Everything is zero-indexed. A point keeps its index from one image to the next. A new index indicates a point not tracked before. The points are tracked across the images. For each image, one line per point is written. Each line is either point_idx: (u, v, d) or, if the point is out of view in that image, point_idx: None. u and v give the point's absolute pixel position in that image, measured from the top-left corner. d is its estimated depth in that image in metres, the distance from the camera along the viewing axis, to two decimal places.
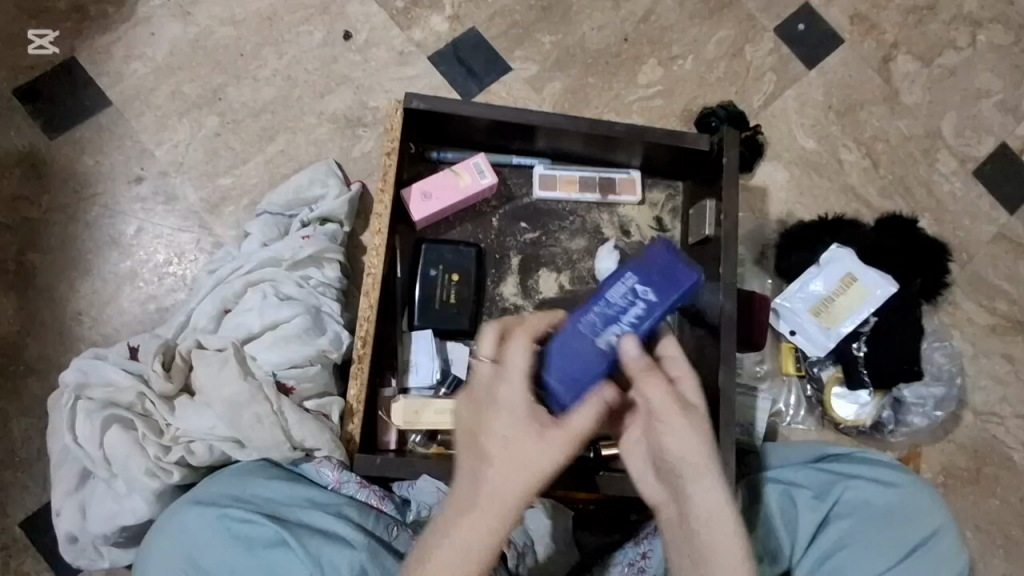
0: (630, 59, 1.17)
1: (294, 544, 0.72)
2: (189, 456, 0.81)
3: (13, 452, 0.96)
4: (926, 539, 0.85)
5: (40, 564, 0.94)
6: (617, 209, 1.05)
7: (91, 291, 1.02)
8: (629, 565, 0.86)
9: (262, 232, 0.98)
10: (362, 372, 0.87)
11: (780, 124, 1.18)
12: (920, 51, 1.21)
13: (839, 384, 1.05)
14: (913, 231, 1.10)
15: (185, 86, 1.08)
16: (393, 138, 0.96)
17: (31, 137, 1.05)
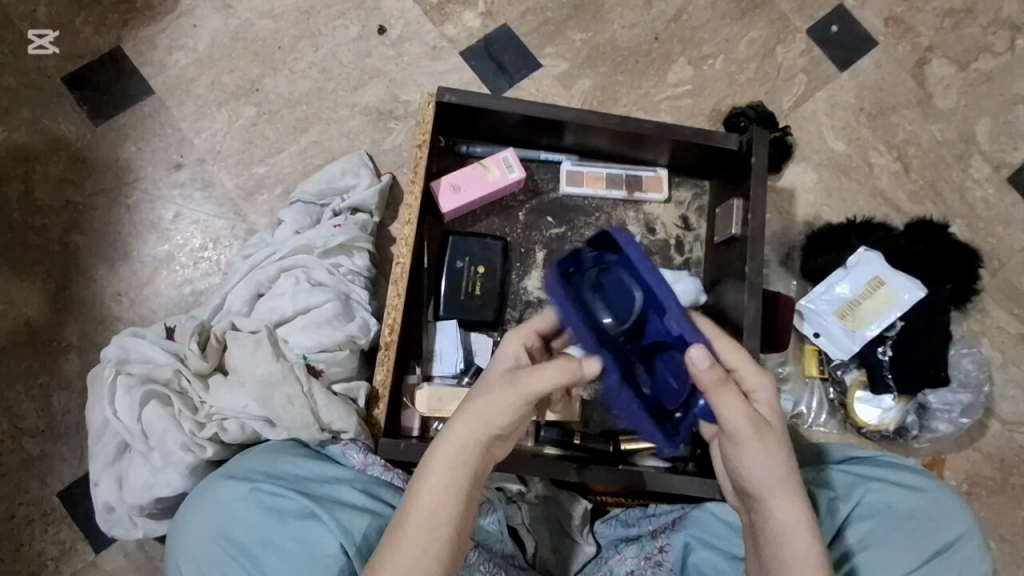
0: (660, 58, 1.18)
1: (324, 517, 0.75)
2: (222, 433, 0.84)
3: (53, 425, 1.00)
4: (949, 544, 0.84)
5: (76, 533, 0.98)
6: (643, 207, 1.06)
7: (130, 273, 1.05)
8: (646, 558, 0.87)
9: (295, 219, 1.00)
10: (389, 359, 0.89)
11: (810, 126, 1.17)
12: (956, 55, 1.20)
13: (862, 388, 1.05)
14: (943, 237, 1.09)
15: (225, 77, 1.11)
16: (425, 131, 0.97)
17: (77, 123, 1.09)
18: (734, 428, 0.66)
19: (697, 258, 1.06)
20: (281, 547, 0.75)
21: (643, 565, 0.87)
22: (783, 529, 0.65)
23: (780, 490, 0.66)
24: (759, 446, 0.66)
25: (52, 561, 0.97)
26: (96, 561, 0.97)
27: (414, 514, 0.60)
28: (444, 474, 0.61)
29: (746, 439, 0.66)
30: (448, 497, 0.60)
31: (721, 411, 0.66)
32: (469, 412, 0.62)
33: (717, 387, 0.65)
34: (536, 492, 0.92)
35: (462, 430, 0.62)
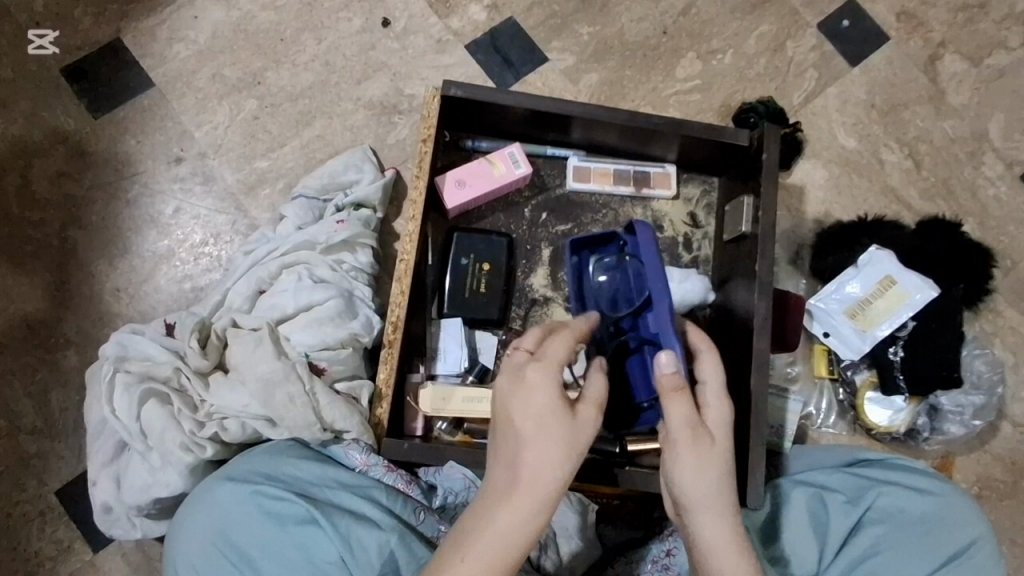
0: (668, 52, 1.16)
1: (324, 524, 0.73)
2: (222, 433, 0.83)
3: (50, 422, 0.99)
4: (962, 550, 0.83)
5: (74, 532, 0.97)
6: (651, 204, 1.04)
7: (130, 269, 1.04)
8: (653, 562, 0.85)
9: (297, 215, 0.99)
10: (393, 357, 0.88)
11: (821, 122, 1.15)
12: (969, 50, 1.18)
13: (873, 389, 1.04)
14: (957, 235, 1.07)
15: (226, 69, 1.10)
16: (430, 126, 0.96)
17: (76, 116, 1.07)
18: (674, 434, 0.66)
19: (706, 256, 1.04)
20: (280, 553, 0.73)
21: (651, 569, 0.85)
22: (705, 545, 0.65)
23: (707, 508, 0.65)
24: (703, 460, 0.65)
25: (50, 561, 0.96)
26: (94, 561, 0.96)
27: (497, 530, 0.59)
28: (527, 488, 0.60)
29: (684, 448, 0.66)
30: (525, 506, 0.60)
31: (665, 412, 0.67)
32: (536, 436, 0.61)
33: (673, 392, 0.67)
34: None
35: (538, 442, 0.60)
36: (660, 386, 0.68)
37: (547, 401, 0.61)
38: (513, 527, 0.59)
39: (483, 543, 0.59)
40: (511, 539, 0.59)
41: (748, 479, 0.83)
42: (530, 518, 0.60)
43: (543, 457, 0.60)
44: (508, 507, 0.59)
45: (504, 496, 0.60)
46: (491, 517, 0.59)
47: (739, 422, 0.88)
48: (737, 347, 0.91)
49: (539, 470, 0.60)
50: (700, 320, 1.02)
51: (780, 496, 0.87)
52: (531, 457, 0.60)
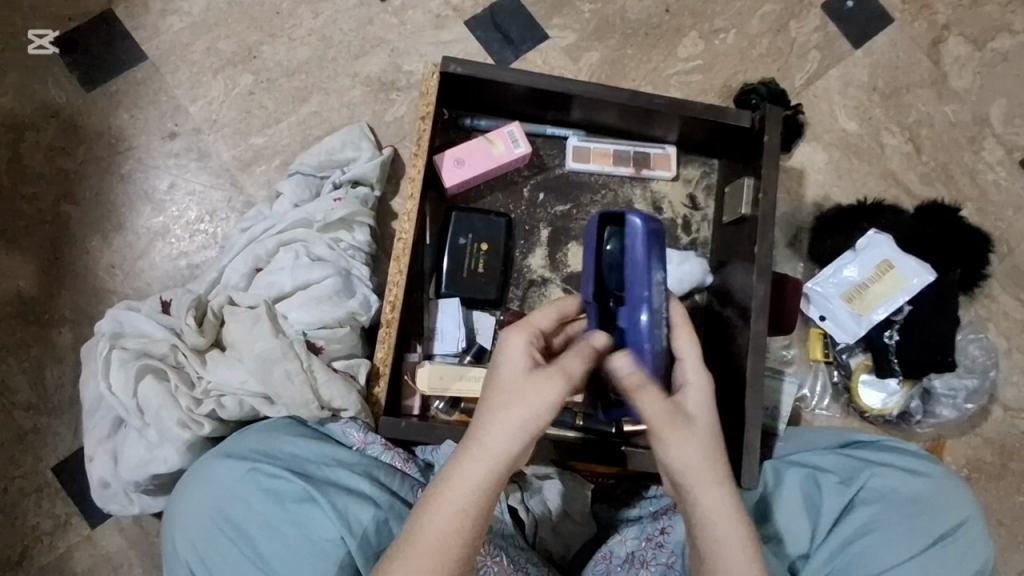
0: (671, 31, 1.14)
1: (321, 501, 0.74)
2: (220, 410, 0.82)
3: (46, 398, 0.98)
4: (951, 529, 0.84)
5: (72, 507, 0.97)
6: (650, 185, 1.04)
7: (125, 245, 1.03)
8: (647, 539, 0.86)
9: (294, 192, 0.98)
10: (390, 336, 0.87)
11: (822, 104, 1.15)
12: (973, 33, 1.17)
13: (868, 371, 1.04)
14: (955, 221, 1.07)
15: (221, 42, 1.08)
16: (428, 103, 0.94)
17: (68, 89, 1.05)
18: (662, 413, 0.64)
19: (704, 238, 1.04)
20: (280, 531, 0.74)
21: (643, 547, 0.86)
22: (699, 523, 0.62)
23: (700, 480, 0.63)
24: (681, 437, 0.63)
25: (48, 535, 0.96)
26: (93, 535, 0.97)
27: (454, 490, 0.60)
28: (490, 453, 0.61)
29: (676, 424, 0.64)
30: (490, 474, 0.60)
31: (637, 405, 0.66)
32: (505, 395, 0.62)
33: (646, 382, 0.66)
34: (536, 472, 0.92)
35: (512, 415, 0.61)
36: (624, 385, 0.66)
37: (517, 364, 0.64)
38: (466, 490, 0.60)
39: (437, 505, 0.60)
40: (458, 504, 0.59)
41: (743, 460, 0.85)
42: (485, 484, 0.60)
43: (516, 431, 0.61)
44: (469, 470, 0.60)
45: (467, 459, 0.61)
46: (449, 479, 0.60)
47: (734, 404, 0.89)
48: (734, 330, 0.92)
49: (502, 432, 0.61)
50: (698, 302, 1.02)
51: (774, 477, 0.88)
52: (496, 417, 0.61)
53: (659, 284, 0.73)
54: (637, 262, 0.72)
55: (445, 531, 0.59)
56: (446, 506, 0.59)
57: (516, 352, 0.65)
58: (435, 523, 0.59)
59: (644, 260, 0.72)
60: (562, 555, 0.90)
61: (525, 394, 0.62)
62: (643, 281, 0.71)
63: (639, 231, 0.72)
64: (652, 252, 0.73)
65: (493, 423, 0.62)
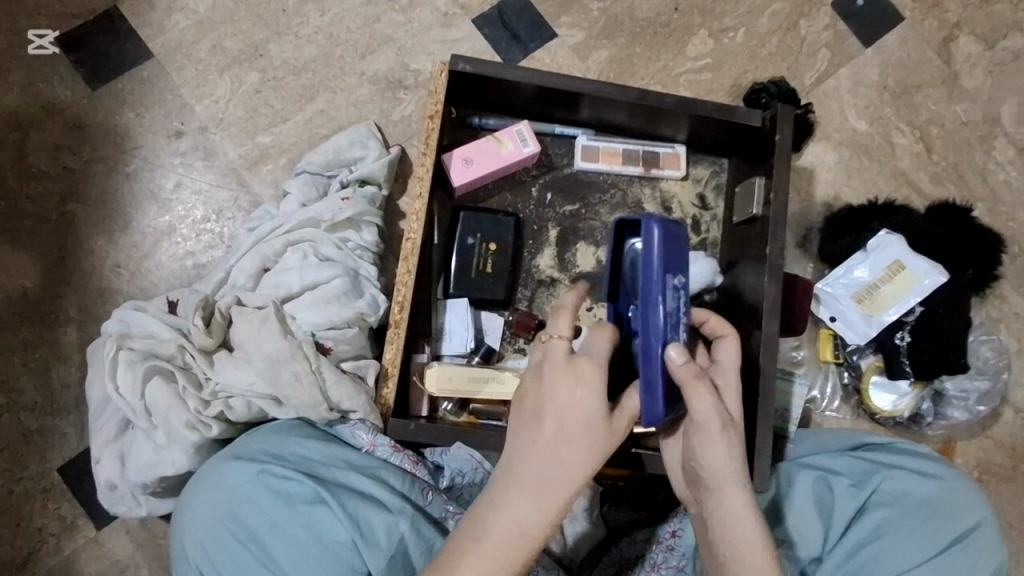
0: (680, 29, 1.13)
1: (332, 503, 0.73)
2: (228, 411, 0.82)
3: (52, 399, 0.98)
4: (965, 533, 0.83)
5: (78, 509, 0.96)
6: (659, 185, 1.03)
7: (130, 245, 1.02)
8: (657, 542, 0.86)
9: (301, 191, 0.97)
10: (398, 337, 0.86)
11: (832, 103, 1.14)
12: (985, 32, 1.16)
13: (878, 373, 1.04)
14: (966, 221, 1.06)
15: (227, 41, 1.07)
16: (437, 101, 0.92)
17: (73, 87, 1.04)
18: (702, 421, 0.66)
19: (714, 238, 1.03)
20: (290, 534, 0.73)
21: (654, 549, 0.85)
22: (722, 524, 0.68)
23: (727, 484, 0.67)
24: (722, 440, 0.66)
25: (53, 537, 0.96)
26: (99, 537, 0.96)
27: (507, 514, 0.62)
28: (560, 489, 0.63)
29: (713, 431, 0.66)
30: (557, 510, 0.63)
31: (688, 400, 0.66)
32: (552, 423, 0.64)
33: (693, 381, 0.65)
34: None
35: (586, 456, 0.64)
36: (676, 377, 0.66)
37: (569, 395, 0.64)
38: (518, 512, 0.62)
39: (502, 533, 0.62)
40: (512, 524, 0.62)
41: (754, 463, 0.84)
42: (538, 508, 0.62)
43: (587, 471, 0.64)
44: (540, 503, 0.62)
45: (540, 493, 0.63)
46: (518, 511, 0.62)
47: (747, 405, 0.87)
48: (744, 331, 0.91)
49: (553, 459, 0.63)
50: (708, 302, 1.01)
51: (785, 480, 0.88)
52: (546, 444, 0.64)
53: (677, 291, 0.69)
54: (649, 268, 0.67)
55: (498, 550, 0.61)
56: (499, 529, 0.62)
57: (596, 393, 0.65)
58: (498, 553, 0.61)
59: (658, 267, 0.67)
60: (569, 558, 0.91)
61: (578, 425, 0.64)
62: (655, 288, 0.67)
63: (656, 238, 0.68)
64: (668, 258, 0.68)
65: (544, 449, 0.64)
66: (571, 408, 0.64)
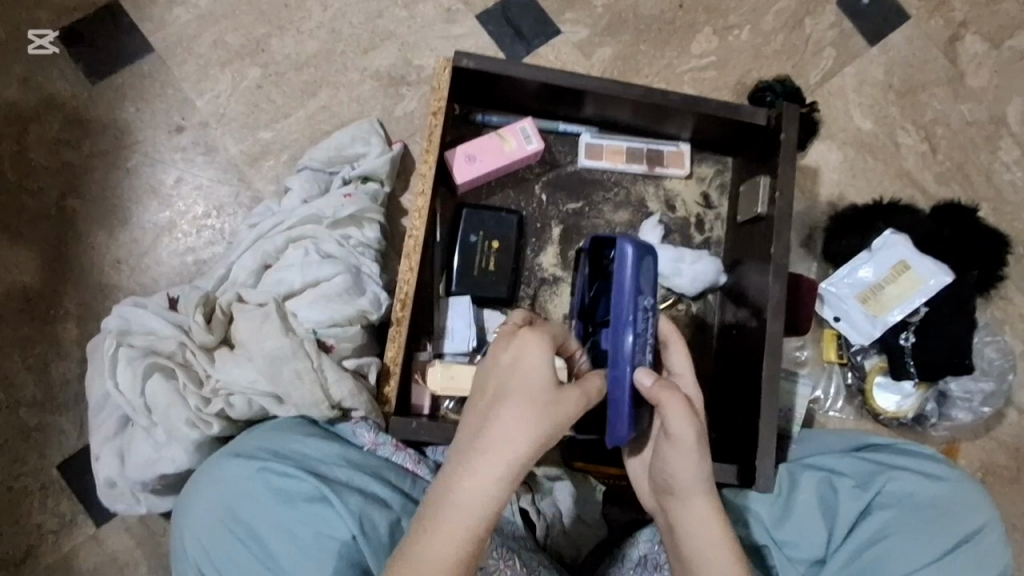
0: (684, 27, 1.13)
1: (334, 501, 0.72)
2: (228, 409, 0.81)
3: (51, 395, 0.97)
4: (971, 535, 0.83)
5: (77, 506, 0.96)
6: (663, 183, 1.02)
7: (130, 241, 1.01)
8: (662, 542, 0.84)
9: (303, 187, 0.96)
10: (400, 335, 0.86)
11: (837, 102, 1.13)
12: (990, 31, 1.15)
13: (883, 373, 1.03)
14: (972, 221, 1.05)
15: (228, 35, 1.06)
16: (440, 98, 0.92)
17: (73, 81, 1.03)
18: (676, 434, 0.66)
19: (718, 237, 1.03)
20: (291, 532, 0.72)
21: (656, 550, 0.84)
22: (689, 524, 0.68)
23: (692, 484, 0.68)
24: (694, 453, 0.66)
25: (52, 534, 0.95)
26: (97, 535, 0.95)
27: (462, 487, 0.59)
28: (508, 461, 0.59)
29: (685, 444, 0.66)
30: (506, 482, 0.59)
31: (665, 413, 0.65)
32: (510, 391, 0.61)
33: (669, 395, 0.65)
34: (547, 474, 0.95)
35: (533, 424, 0.60)
36: (651, 394, 0.65)
37: (531, 362, 0.62)
38: (475, 487, 0.59)
39: (449, 507, 0.58)
40: (468, 502, 0.59)
41: (757, 465, 0.83)
42: (493, 483, 0.59)
43: (534, 436, 0.60)
44: (486, 476, 0.59)
45: (486, 465, 0.59)
46: (464, 484, 0.59)
47: (750, 406, 0.87)
48: (750, 330, 0.90)
49: (512, 431, 0.60)
50: (710, 303, 1.01)
51: (789, 481, 0.87)
52: (506, 413, 0.60)
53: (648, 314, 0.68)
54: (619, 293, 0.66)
55: (453, 531, 0.58)
56: (455, 506, 0.58)
57: (539, 354, 0.63)
58: (444, 532, 0.58)
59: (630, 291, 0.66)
60: (571, 556, 0.91)
61: (539, 391, 0.61)
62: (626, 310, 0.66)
63: (629, 260, 0.66)
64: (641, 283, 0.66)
65: (504, 419, 0.60)
66: (532, 376, 0.62)
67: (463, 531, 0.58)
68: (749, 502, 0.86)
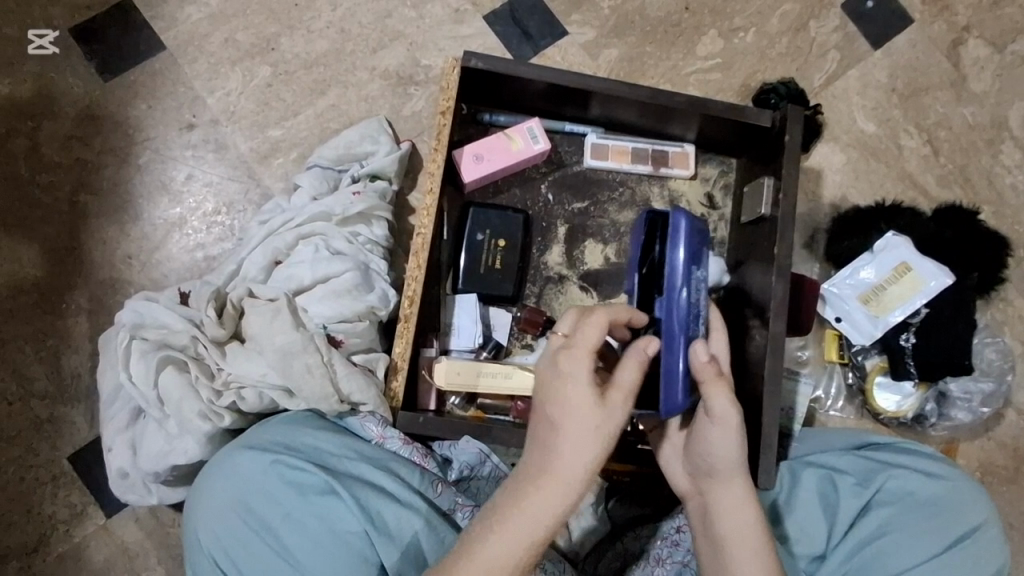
0: (690, 29, 1.14)
1: (344, 494, 0.74)
2: (240, 402, 0.83)
3: (63, 388, 0.98)
4: (969, 532, 0.84)
5: (88, 497, 0.97)
6: (668, 183, 1.03)
7: (141, 236, 1.03)
8: (662, 537, 0.87)
9: (312, 184, 0.98)
10: (408, 331, 0.87)
11: (841, 105, 1.14)
12: (993, 35, 1.16)
13: (883, 374, 1.04)
14: (973, 224, 1.06)
15: (239, 34, 1.07)
16: (449, 97, 0.93)
17: (86, 78, 1.05)
18: (719, 417, 0.68)
19: (721, 238, 1.04)
20: (302, 523, 0.74)
21: (659, 545, 0.86)
22: (728, 516, 0.70)
23: (730, 477, 0.71)
24: (737, 434, 0.69)
25: (63, 525, 0.96)
26: (108, 525, 0.97)
27: (525, 511, 0.61)
28: (565, 482, 0.61)
29: (728, 426, 0.68)
30: (563, 503, 0.61)
31: (710, 399, 0.68)
32: (560, 418, 0.62)
33: (711, 378, 0.69)
34: None
35: (585, 444, 0.62)
36: (703, 376, 0.69)
37: (577, 385, 0.63)
38: (539, 511, 0.61)
39: (512, 527, 0.60)
40: (531, 524, 0.60)
41: (759, 461, 0.85)
42: (555, 506, 0.61)
43: (589, 457, 0.62)
44: (545, 497, 0.61)
45: (544, 488, 0.61)
46: (524, 508, 0.61)
47: (752, 404, 0.88)
48: (753, 331, 0.91)
49: (569, 456, 0.61)
50: (714, 302, 1.02)
51: (791, 479, 0.88)
52: (562, 441, 0.62)
53: (699, 281, 0.74)
54: (675, 257, 0.71)
55: (517, 548, 0.60)
56: (518, 528, 0.60)
57: (582, 377, 0.63)
58: (507, 549, 0.60)
59: (683, 257, 0.72)
60: (575, 552, 0.92)
61: (591, 415, 0.62)
62: (681, 277, 0.71)
63: (682, 231, 0.72)
64: (692, 252, 0.72)
65: (561, 445, 0.62)
66: (581, 401, 0.62)
67: (526, 549, 0.60)
68: None
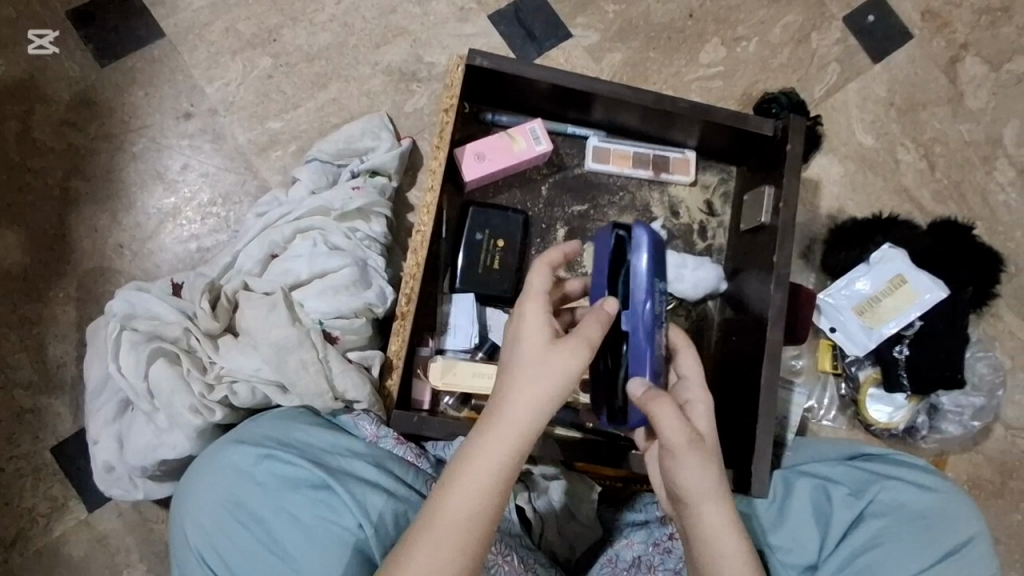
0: (694, 36, 1.14)
1: (338, 490, 0.73)
2: (232, 397, 0.81)
3: (47, 377, 0.96)
4: (959, 546, 0.84)
5: (69, 490, 0.95)
6: (668, 189, 1.03)
7: (134, 225, 1.01)
8: (654, 544, 0.86)
9: (311, 179, 0.96)
10: (404, 329, 0.87)
11: (840, 117, 1.15)
12: (990, 54, 1.18)
13: (876, 385, 1.05)
14: (968, 239, 1.07)
15: (240, 24, 1.06)
16: (452, 96, 0.93)
17: (81, 62, 1.03)
18: (673, 444, 0.65)
19: (720, 245, 1.04)
20: (295, 517, 0.73)
21: (651, 551, 0.86)
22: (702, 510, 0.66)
23: (709, 495, 0.66)
24: (698, 456, 0.65)
25: (43, 518, 0.94)
26: (90, 520, 0.95)
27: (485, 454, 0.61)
28: (525, 425, 0.62)
29: (684, 452, 0.65)
30: (521, 447, 0.62)
31: (656, 421, 0.65)
32: (520, 358, 0.64)
33: (656, 400, 0.66)
34: (545, 472, 0.92)
35: (540, 382, 0.62)
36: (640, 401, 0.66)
37: (531, 328, 0.65)
38: (500, 454, 0.61)
39: (473, 471, 0.61)
40: (493, 466, 0.61)
41: (753, 469, 0.84)
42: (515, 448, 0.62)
43: (545, 398, 0.62)
44: (509, 436, 0.62)
45: (505, 425, 0.62)
46: (484, 452, 0.61)
47: (747, 411, 0.88)
48: (749, 340, 0.91)
49: (526, 398, 0.62)
50: (711, 309, 1.02)
51: (784, 488, 0.89)
52: (519, 382, 0.63)
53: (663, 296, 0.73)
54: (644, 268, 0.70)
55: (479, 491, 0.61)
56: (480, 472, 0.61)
57: (536, 319, 0.65)
58: (475, 489, 0.61)
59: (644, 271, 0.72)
60: (565, 556, 0.89)
61: (545, 355, 0.63)
62: (642, 291, 0.71)
63: (644, 244, 0.72)
64: (656, 266, 0.72)
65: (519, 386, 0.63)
66: (537, 341, 0.64)
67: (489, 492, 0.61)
68: (742, 506, 0.88)
